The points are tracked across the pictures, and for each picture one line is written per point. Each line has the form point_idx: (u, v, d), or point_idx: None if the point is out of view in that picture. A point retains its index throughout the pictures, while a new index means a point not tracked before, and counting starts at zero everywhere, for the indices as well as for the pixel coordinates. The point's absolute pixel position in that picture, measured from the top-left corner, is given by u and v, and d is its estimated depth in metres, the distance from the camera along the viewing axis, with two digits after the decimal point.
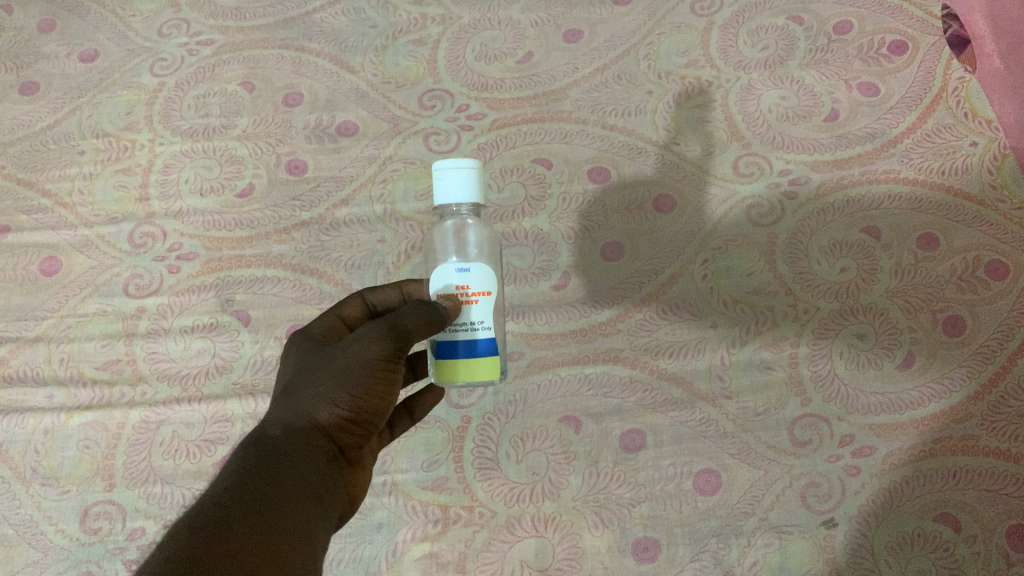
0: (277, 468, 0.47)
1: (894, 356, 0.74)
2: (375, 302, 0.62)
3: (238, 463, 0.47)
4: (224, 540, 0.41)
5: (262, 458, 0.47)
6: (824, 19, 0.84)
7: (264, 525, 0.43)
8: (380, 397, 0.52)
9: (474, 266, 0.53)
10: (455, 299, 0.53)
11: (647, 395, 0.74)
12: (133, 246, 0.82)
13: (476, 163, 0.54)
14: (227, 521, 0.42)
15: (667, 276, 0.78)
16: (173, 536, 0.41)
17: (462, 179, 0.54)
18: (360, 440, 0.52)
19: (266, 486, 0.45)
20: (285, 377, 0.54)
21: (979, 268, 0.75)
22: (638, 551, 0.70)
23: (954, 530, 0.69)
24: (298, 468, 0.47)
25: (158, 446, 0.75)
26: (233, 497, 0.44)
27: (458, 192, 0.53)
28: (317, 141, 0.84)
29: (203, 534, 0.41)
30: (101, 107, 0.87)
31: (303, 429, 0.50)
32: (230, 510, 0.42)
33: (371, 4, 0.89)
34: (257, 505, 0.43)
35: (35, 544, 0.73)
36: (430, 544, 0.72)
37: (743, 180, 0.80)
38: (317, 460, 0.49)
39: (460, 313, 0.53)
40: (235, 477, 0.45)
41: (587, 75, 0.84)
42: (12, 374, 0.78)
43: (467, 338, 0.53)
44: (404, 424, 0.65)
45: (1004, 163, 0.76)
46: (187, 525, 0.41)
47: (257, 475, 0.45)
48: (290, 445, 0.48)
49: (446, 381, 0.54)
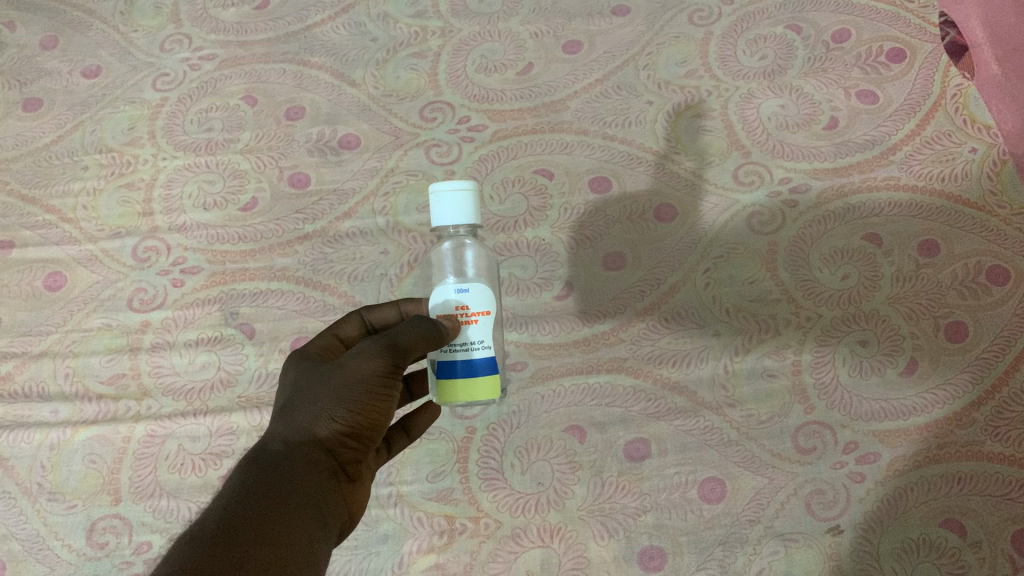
0: (278, 483, 0.47)
1: (897, 363, 0.74)
2: (375, 321, 0.62)
3: (239, 479, 0.47)
4: (226, 556, 0.41)
5: (263, 474, 0.47)
6: (822, 28, 0.85)
7: (265, 537, 0.43)
8: (379, 411, 0.52)
9: (473, 286, 0.53)
10: (454, 319, 0.53)
11: (650, 403, 0.75)
12: (137, 260, 0.82)
13: (471, 185, 0.54)
14: (228, 535, 0.42)
15: (669, 286, 0.78)
16: (178, 549, 0.41)
17: (458, 202, 0.54)
18: (358, 453, 0.52)
19: (267, 501, 0.45)
20: (284, 394, 0.54)
21: (980, 273, 0.75)
22: (644, 561, 0.70)
23: (959, 536, 0.68)
24: (299, 481, 0.47)
25: (164, 460, 0.75)
26: (234, 511, 0.44)
27: (454, 214, 0.53)
28: (320, 154, 0.84)
29: (207, 547, 0.41)
30: (104, 123, 0.87)
31: (303, 444, 0.50)
32: (233, 526, 0.43)
33: (371, 18, 0.90)
34: (259, 519, 0.44)
35: (41, 559, 0.72)
36: (436, 556, 0.72)
37: (744, 189, 0.80)
38: (318, 474, 0.49)
39: (459, 333, 0.53)
40: (237, 493, 0.45)
41: (586, 86, 0.85)
42: (18, 390, 0.78)
43: (464, 358, 0.53)
44: (401, 443, 0.65)
45: (1003, 169, 0.77)
46: (191, 539, 0.42)
47: (257, 490, 0.46)
48: (290, 461, 0.48)
49: (446, 401, 0.54)
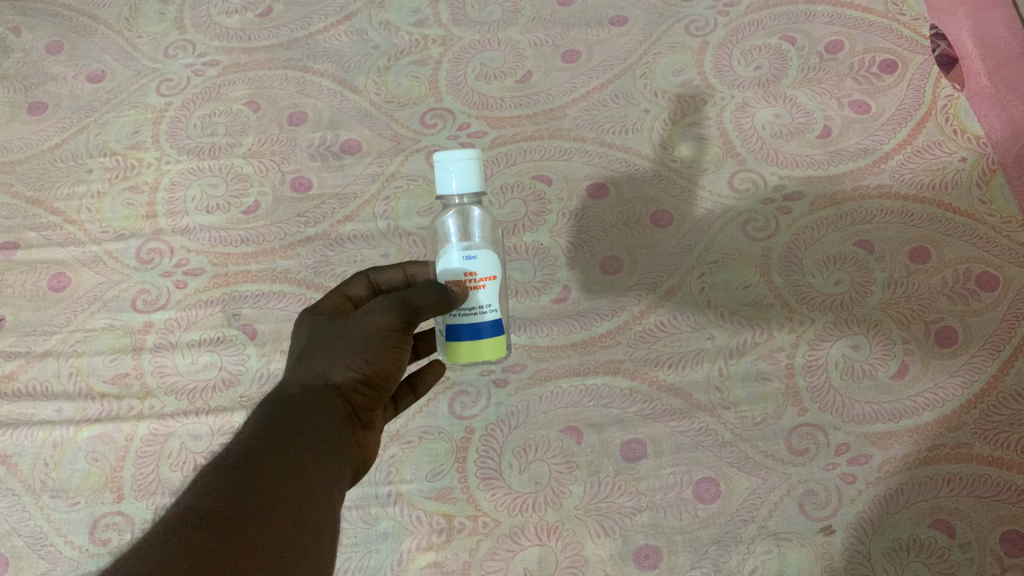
0: (299, 420, 0.49)
1: (888, 366, 0.75)
2: (381, 282, 0.66)
3: (261, 418, 0.50)
4: (255, 478, 0.43)
5: (284, 414, 0.50)
6: (816, 39, 0.86)
7: (291, 465, 0.45)
8: (392, 362, 0.55)
9: (480, 253, 0.55)
10: (462, 285, 0.54)
11: (646, 405, 0.76)
12: (141, 262, 0.83)
13: (476, 153, 0.55)
14: (256, 461, 0.45)
15: (666, 290, 0.79)
16: (207, 474, 0.44)
17: (464, 170, 0.55)
18: (372, 401, 0.55)
19: (290, 436, 0.48)
20: (297, 347, 0.57)
21: (969, 280, 0.76)
22: (640, 559, 0.71)
23: (948, 536, 0.69)
24: (319, 420, 0.50)
25: (166, 458, 0.75)
26: (259, 442, 0.46)
27: (460, 182, 0.55)
28: (322, 159, 0.86)
29: (235, 471, 0.43)
30: (108, 126, 0.89)
31: (320, 388, 0.53)
32: (259, 454, 0.45)
33: (373, 26, 0.91)
34: (283, 449, 0.46)
35: (43, 555, 0.73)
36: (435, 553, 0.72)
37: (739, 196, 0.82)
38: (336, 414, 0.52)
39: (467, 298, 0.55)
40: (260, 429, 0.48)
41: (585, 94, 0.87)
42: (20, 389, 0.79)
43: (472, 322, 0.55)
44: (407, 399, 0.65)
45: (993, 178, 0.79)
46: (220, 465, 0.44)
47: (280, 427, 0.48)
48: (310, 403, 0.51)
49: (452, 359, 0.57)
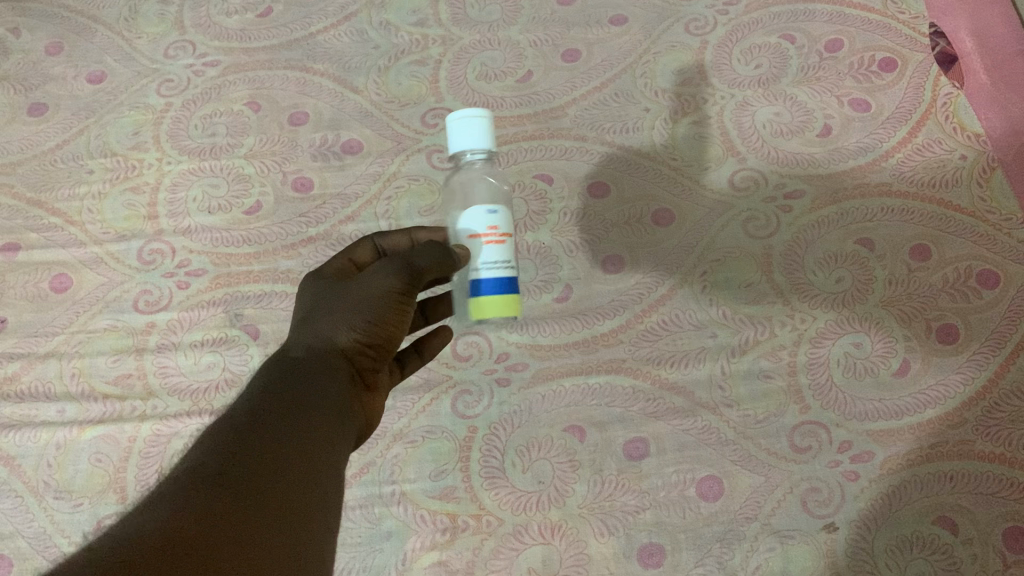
0: (301, 379, 0.51)
1: (890, 364, 0.75)
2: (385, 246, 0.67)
3: (265, 378, 0.51)
4: (258, 433, 0.45)
5: (287, 374, 0.51)
6: (816, 37, 0.87)
7: (293, 422, 0.47)
8: (395, 325, 0.57)
9: (477, 210, 0.58)
10: (465, 243, 0.59)
11: (649, 403, 0.76)
12: (142, 262, 0.83)
13: (485, 117, 0.62)
14: (258, 419, 0.46)
15: (667, 288, 0.80)
16: (212, 434, 0.46)
17: (472, 133, 0.61)
18: (376, 363, 0.57)
19: (293, 394, 0.49)
20: (302, 309, 0.59)
21: (970, 278, 0.77)
22: (643, 557, 0.71)
23: (951, 533, 0.69)
24: (322, 379, 0.52)
25: (170, 459, 0.74)
26: (262, 402, 0.48)
27: (469, 144, 0.62)
28: (323, 159, 0.86)
29: (238, 429, 0.45)
30: (109, 127, 0.89)
31: (323, 350, 0.54)
32: (261, 412, 0.47)
33: (373, 26, 0.92)
34: (285, 407, 0.48)
35: (47, 556, 0.72)
36: (439, 552, 0.71)
37: (740, 193, 0.82)
38: (338, 376, 0.53)
39: (471, 256, 0.58)
40: (266, 388, 0.50)
41: (586, 94, 0.87)
42: (23, 390, 0.78)
43: (474, 278, 0.58)
44: (415, 364, 0.68)
45: (993, 176, 0.80)
46: (223, 424, 0.46)
47: (283, 386, 0.50)
48: (312, 364, 0.53)
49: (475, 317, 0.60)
